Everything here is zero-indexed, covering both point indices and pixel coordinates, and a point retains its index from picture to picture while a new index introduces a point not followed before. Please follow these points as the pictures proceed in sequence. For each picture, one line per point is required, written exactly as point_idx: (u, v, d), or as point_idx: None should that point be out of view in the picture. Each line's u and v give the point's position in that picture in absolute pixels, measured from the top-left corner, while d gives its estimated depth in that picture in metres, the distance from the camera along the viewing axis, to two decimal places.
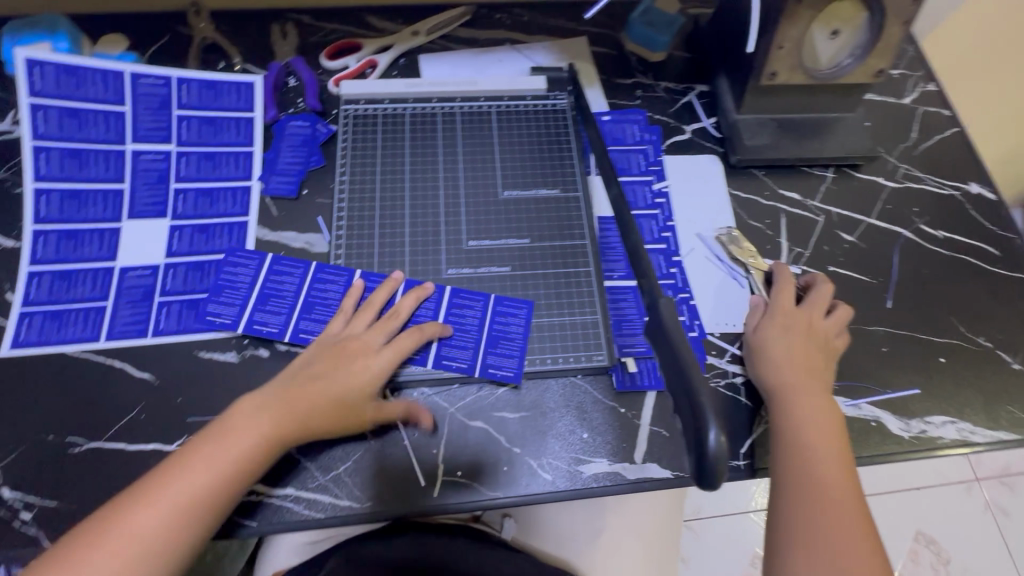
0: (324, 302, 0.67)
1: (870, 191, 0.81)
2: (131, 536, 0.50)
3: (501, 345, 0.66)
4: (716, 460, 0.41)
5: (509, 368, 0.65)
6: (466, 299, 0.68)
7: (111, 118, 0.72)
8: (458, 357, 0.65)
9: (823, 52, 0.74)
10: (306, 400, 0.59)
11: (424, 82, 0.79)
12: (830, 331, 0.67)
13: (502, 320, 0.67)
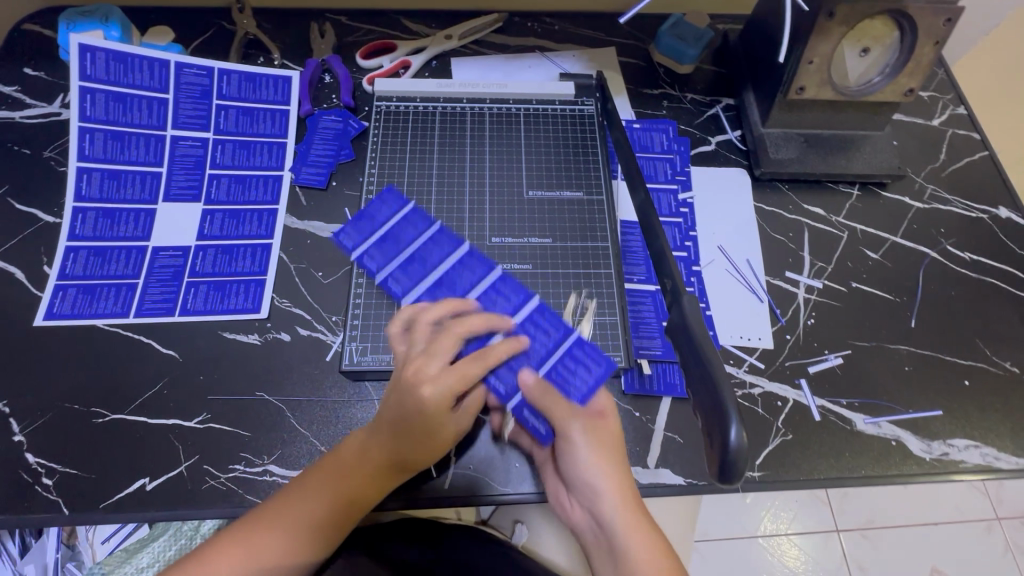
0: (422, 257, 0.62)
1: (896, 210, 0.80)
2: (247, 554, 0.52)
3: (513, 358, 0.57)
4: (735, 459, 0.41)
5: (504, 386, 0.57)
6: (506, 291, 0.60)
7: (154, 105, 0.75)
8: (499, 378, 0.57)
9: (852, 70, 0.75)
10: (413, 434, 0.54)
11: (454, 83, 0.81)
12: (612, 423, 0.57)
13: (534, 330, 0.59)
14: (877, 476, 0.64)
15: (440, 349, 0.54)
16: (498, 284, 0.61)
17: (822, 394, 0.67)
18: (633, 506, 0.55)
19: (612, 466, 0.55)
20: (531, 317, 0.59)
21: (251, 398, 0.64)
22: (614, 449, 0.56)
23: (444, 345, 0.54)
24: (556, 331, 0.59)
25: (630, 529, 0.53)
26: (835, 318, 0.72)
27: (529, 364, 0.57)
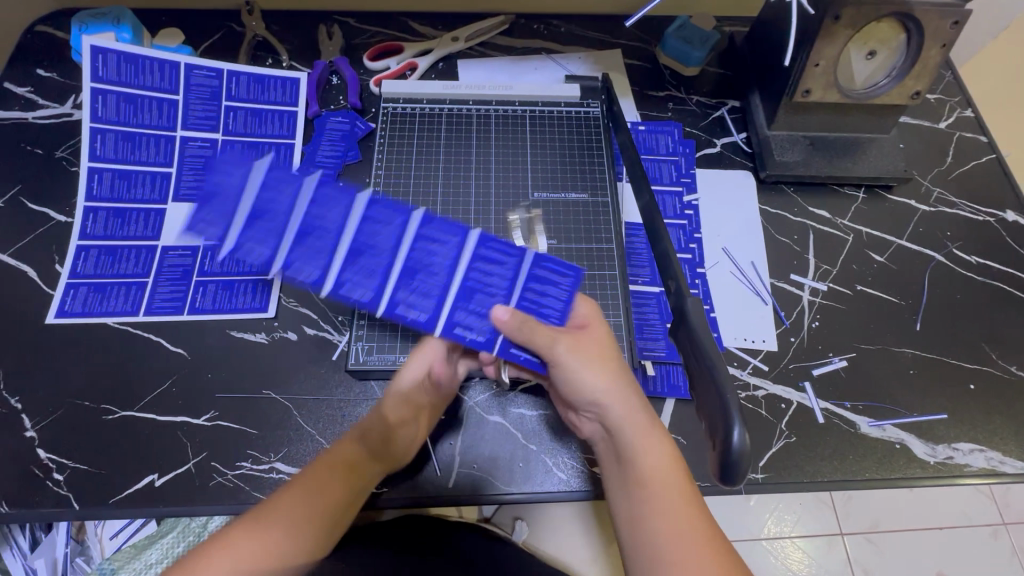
0: (371, 249, 0.51)
1: (902, 213, 0.80)
2: (252, 553, 0.48)
3: (476, 298, 0.55)
4: (737, 461, 0.42)
5: (480, 331, 0.55)
6: (441, 232, 0.53)
7: (164, 105, 0.76)
8: (475, 326, 0.55)
9: (858, 73, 0.75)
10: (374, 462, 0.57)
11: (461, 85, 0.81)
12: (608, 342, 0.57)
13: (487, 266, 0.55)
14: (881, 479, 0.64)
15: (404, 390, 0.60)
16: (426, 229, 0.53)
17: (826, 397, 0.67)
18: (637, 410, 0.53)
19: (607, 371, 0.54)
20: (477, 255, 0.54)
21: (258, 396, 0.64)
22: (607, 355, 0.55)
23: (404, 386, 0.60)
24: (511, 259, 0.56)
25: (637, 431, 0.52)
26: (840, 321, 0.72)
27: (497, 301, 0.55)
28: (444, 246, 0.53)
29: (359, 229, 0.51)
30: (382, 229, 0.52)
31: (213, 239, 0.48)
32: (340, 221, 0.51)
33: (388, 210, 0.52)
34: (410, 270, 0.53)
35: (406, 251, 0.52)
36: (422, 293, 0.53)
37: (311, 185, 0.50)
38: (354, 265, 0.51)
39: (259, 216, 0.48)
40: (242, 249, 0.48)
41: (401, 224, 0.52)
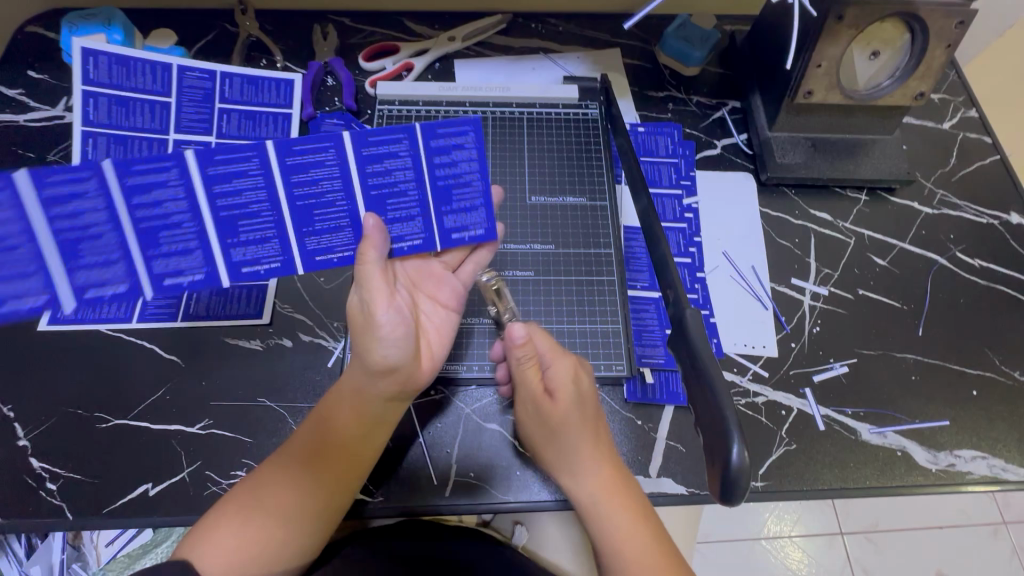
0: (382, 168, 0.56)
1: (904, 215, 0.79)
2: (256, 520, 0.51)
3: (452, 201, 0.59)
4: (737, 478, 0.41)
5: (416, 233, 0.60)
6: (453, 141, 0.56)
7: (157, 108, 0.74)
8: (411, 231, 0.60)
9: (861, 74, 0.73)
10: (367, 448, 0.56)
11: (457, 86, 0.80)
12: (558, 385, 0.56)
13: (444, 158, 0.57)
14: (883, 487, 0.63)
15: (375, 277, 0.54)
16: (440, 138, 0.56)
17: (827, 403, 0.67)
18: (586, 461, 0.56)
19: (575, 445, 0.55)
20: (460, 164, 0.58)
21: (253, 404, 0.64)
22: (577, 428, 0.55)
23: (374, 276, 0.54)
24: (464, 137, 0.56)
25: (607, 501, 0.55)
26: (841, 326, 0.71)
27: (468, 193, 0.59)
28: (329, 162, 0.55)
29: (218, 208, 0.55)
30: (243, 178, 0.54)
31: (112, 258, 0.56)
32: (203, 208, 0.55)
33: (234, 156, 0.53)
34: (381, 201, 0.58)
35: (368, 188, 0.57)
36: (403, 220, 0.59)
37: (29, 187, 0.51)
38: (314, 228, 0.58)
39: (91, 238, 0.55)
40: (158, 270, 0.58)
41: (261, 161, 0.53)
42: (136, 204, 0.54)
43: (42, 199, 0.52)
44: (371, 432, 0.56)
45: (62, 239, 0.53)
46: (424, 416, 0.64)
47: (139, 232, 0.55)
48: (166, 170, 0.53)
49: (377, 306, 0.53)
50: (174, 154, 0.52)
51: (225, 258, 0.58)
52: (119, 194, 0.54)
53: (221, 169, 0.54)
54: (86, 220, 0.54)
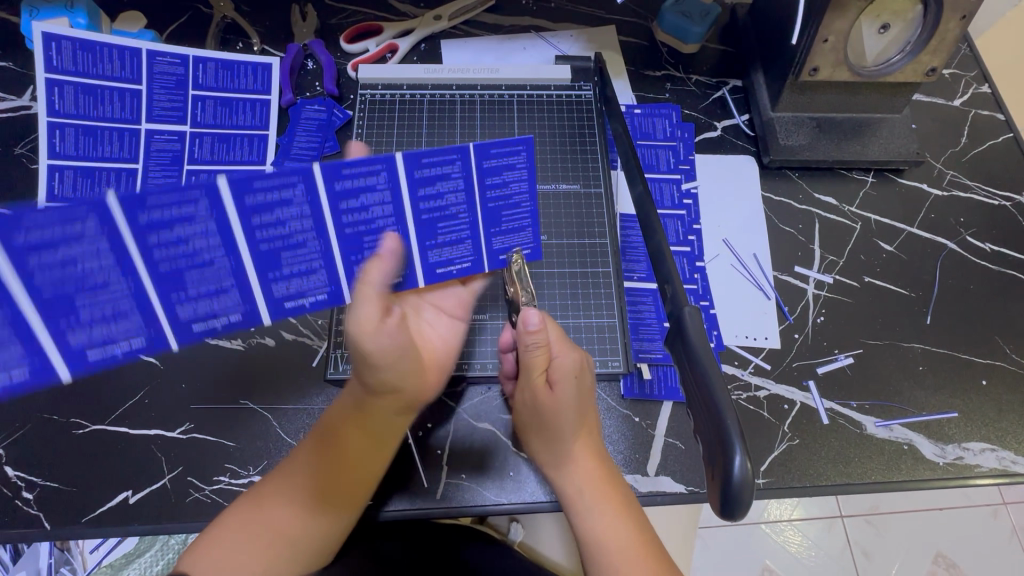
0: (433, 192, 0.50)
1: (912, 198, 0.75)
2: (261, 537, 0.49)
3: (503, 220, 0.55)
4: (739, 491, 0.38)
5: (465, 256, 0.56)
6: (501, 160, 0.51)
7: (127, 97, 0.69)
8: (457, 255, 0.56)
9: (869, 49, 0.70)
10: (371, 458, 0.54)
11: (443, 68, 0.76)
12: (557, 378, 0.53)
13: (496, 178, 0.52)
14: (888, 482, 0.61)
15: (367, 305, 0.47)
16: (487, 162, 0.50)
17: (831, 396, 0.64)
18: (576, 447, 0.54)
19: (569, 436, 0.53)
20: (496, 182, 0.52)
21: (235, 407, 0.61)
22: (575, 420, 0.53)
23: (366, 304, 0.47)
24: (518, 158, 0.51)
25: (592, 493, 0.53)
26: (847, 315, 0.68)
27: (523, 215, 0.56)
28: (378, 187, 0.47)
29: (257, 241, 0.45)
30: (287, 208, 0.45)
31: (124, 308, 0.43)
32: (238, 242, 0.45)
33: (275, 182, 0.43)
34: (431, 225, 0.52)
35: (417, 212, 0.51)
36: (453, 243, 0.55)
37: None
38: (361, 255, 0.50)
39: (92, 289, 0.41)
40: (185, 317, 0.46)
41: (308, 189, 0.44)
42: (154, 243, 0.42)
43: (12, 247, 0.37)
44: (377, 447, 0.54)
45: (53, 295, 0.40)
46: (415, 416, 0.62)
47: (160, 275, 0.43)
48: (191, 204, 0.41)
49: (370, 333, 0.47)
50: (203, 181, 0.41)
51: (264, 294, 0.49)
52: (128, 234, 0.40)
53: (262, 199, 0.43)
54: (85, 268, 0.40)
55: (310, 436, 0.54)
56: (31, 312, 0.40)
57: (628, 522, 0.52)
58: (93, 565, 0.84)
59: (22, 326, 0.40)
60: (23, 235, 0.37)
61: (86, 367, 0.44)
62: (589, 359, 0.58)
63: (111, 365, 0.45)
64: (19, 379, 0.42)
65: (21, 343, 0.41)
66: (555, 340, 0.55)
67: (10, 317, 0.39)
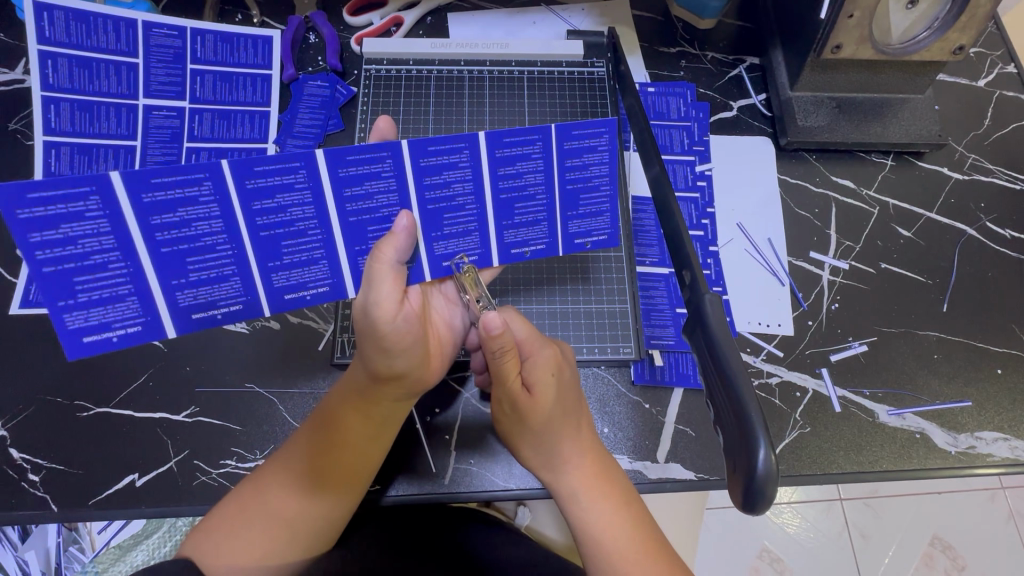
0: (513, 174, 0.49)
1: (932, 182, 0.74)
2: (264, 523, 0.49)
3: (581, 203, 0.52)
4: (762, 485, 0.37)
5: (539, 240, 0.54)
6: (580, 139, 0.49)
7: (123, 70, 0.67)
8: (531, 239, 0.53)
9: (895, 26, 0.66)
10: (375, 443, 0.52)
11: (451, 42, 0.73)
12: (541, 385, 0.52)
13: (575, 161, 0.50)
14: (899, 470, 0.60)
15: (387, 284, 0.47)
16: (567, 142, 0.49)
17: (844, 384, 0.63)
18: (570, 449, 0.53)
19: (557, 439, 0.52)
20: (572, 162, 0.50)
21: (241, 391, 0.61)
22: (558, 423, 0.52)
23: (387, 283, 0.46)
24: (600, 140, 0.49)
25: (586, 489, 0.52)
26: (862, 303, 0.67)
27: (603, 199, 0.53)
28: (461, 166, 0.48)
29: (348, 213, 0.47)
30: (376, 181, 0.46)
31: (227, 271, 0.47)
32: (331, 213, 0.47)
33: (366, 155, 0.45)
34: (509, 206, 0.51)
35: (494, 193, 0.50)
36: (528, 225, 0.53)
37: (124, 197, 0.41)
38: (444, 233, 0.51)
39: (201, 250, 0.45)
40: (278, 285, 0.49)
41: (396, 163, 0.46)
42: (258, 210, 0.45)
43: (140, 205, 0.42)
44: (379, 434, 0.52)
45: (168, 252, 0.44)
46: (422, 401, 0.61)
47: (258, 241, 0.46)
48: (293, 173, 0.44)
49: (389, 316, 0.46)
50: (302, 153, 0.43)
51: (352, 267, 0.50)
52: (236, 199, 0.44)
53: (354, 171, 0.46)
54: (197, 230, 0.44)
55: (309, 419, 0.53)
56: (150, 268, 0.44)
57: (627, 518, 0.51)
58: (101, 546, 0.85)
59: (140, 280, 0.45)
60: (150, 193, 0.42)
61: (191, 326, 0.49)
62: (567, 349, 0.57)
63: (213, 326, 0.50)
64: (136, 330, 0.47)
65: (139, 297, 0.45)
66: (534, 345, 0.53)
67: (131, 270, 0.44)
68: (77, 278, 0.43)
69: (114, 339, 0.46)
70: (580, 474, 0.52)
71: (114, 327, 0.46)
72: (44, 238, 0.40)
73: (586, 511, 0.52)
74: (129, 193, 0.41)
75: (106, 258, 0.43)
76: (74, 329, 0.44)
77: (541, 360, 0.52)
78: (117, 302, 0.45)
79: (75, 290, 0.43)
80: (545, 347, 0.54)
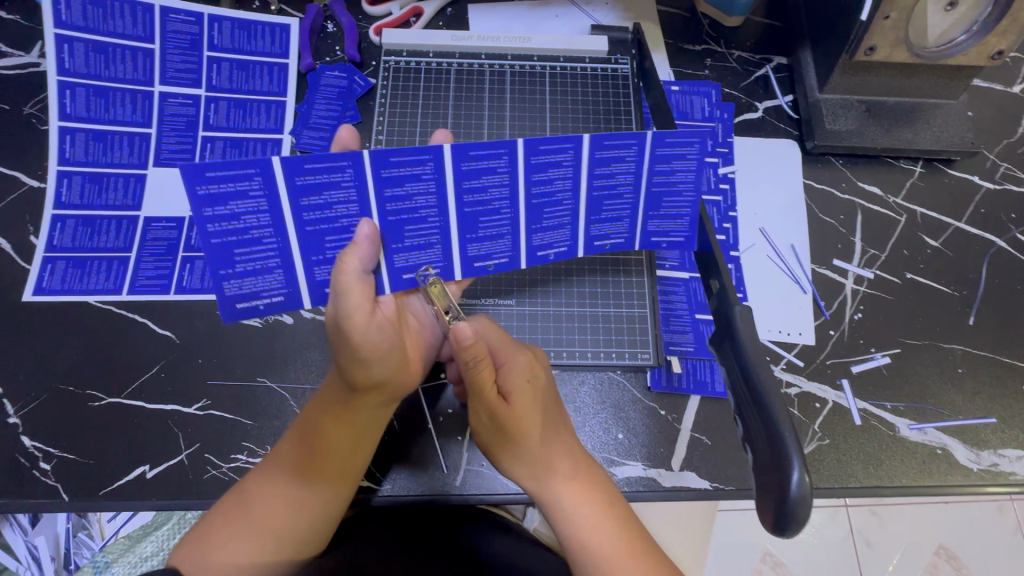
0: (611, 176, 0.51)
1: (962, 191, 0.71)
2: (249, 532, 0.50)
3: (664, 205, 0.53)
4: (795, 506, 0.36)
5: (620, 235, 0.55)
6: (679, 143, 0.50)
7: (139, 55, 0.68)
8: (613, 232, 0.55)
9: (933, 28, 0.64)
10: (360, 450, 0.52)
11: (472, 35, 0.72)
12: (518, 392, 0.51)
13: (664, 166, 0.51)
14: (920, 486, 0.59)
15: (355, 292, 0.47)
16: (665, 143, 0.50)
17: (865, 396, 0.62)
18: (555, 454, 0.52)
19: (534, 445, 0.51)
20: (660, 165, 0.51)
21: (252, 385, 0.60)
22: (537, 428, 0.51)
23: (354, 292, 0.47)
24: (691, 148, 0.50)
25: (570, 494, 0.51)
26: (885, 313, 0.66)
27: (688, 201, 0.53)
28: (565, 164, 0.50)
29: (463, 203, 0.50)
30: (491, 175, 0.50)
31: None
32: (449, 202, 0.50)
33: (486, 151, 0.48)
34: (598, 204, 0.53)
35: (588, 189, 0.52)
36: (614, 221, 0.54)
37: (281, 180, 0.45)
38: (543, 225, 0.53)
39: (338, 231, 0.49)
40: (398, 265, 0.52)
41: (511, 159, 0.49)
42: (388, 197, 0.48)
43: (293, 187, 0.46)
44: (365, 437, 0.52)
45: (311, 231, 0.48)
46: (434, 400, 0.60)
47: (388, 223, 0.49)
48: (421, 165, 0.47)
49: (361, 325, 0.46)
50: (433, 146, 0.47)
51: (461, 254, 0.53)
52: (371, 186, 0.47)
53: (474, 165, 0.49)
54: (336, 213, 0.48)
55: (289, 427, 0.53)
56: (295, 245, 0.48)
57: (617, 520, 0.51)
58: (111, 535, 0.85)
59: (287, 255, 0.49)
60: (302, 177, 0.45)
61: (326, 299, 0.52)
62: (542, 352, 0.57)
63: None
64: (278, 300, 0.51)
65: (284, 270, 0.49)
66: (506, 351, 0.53)
67: (280, 246, 0.48)
68: (237, 250, 0.47)
69: (260, 306, 0.51)
70: (565, 478, 0.51)
71: (261, 295, 0.50)
72: (214, 213, 0.45)
73: (570, 516, 0.51)
74: (285, 176, 0.45)
75: (262, 233, 0.47)
76: (231, 295, 0.50)
77: (519, 367, 0.52)
78: (266, 273, 0.49)
79: (236, 258, 0.48)
80: (518, 355, 0.53)
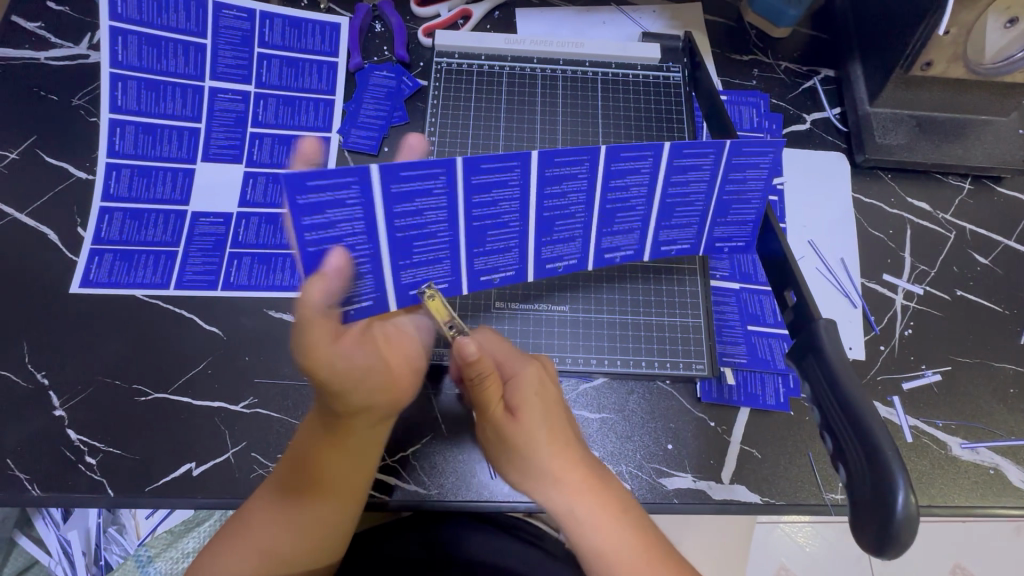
0: (686, 185, 0.51)
1: (1011, 209, 0.71)
2: (256, 555, 0.49)
3: (732, 211, 0.54)
4: (902, 527, 0.36)
5: (685, 240, 0.56)
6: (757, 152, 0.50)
7: (191, 50, 0.68)
8: (679, 238, 0.56)
9: (990, 45, 0.62)
10: (361, 469, 0.51)
11: (524, 40, 0.72)
12: (526, 404, 0.51)
13: (738, 175, 0.51)
14: (972, 506, 0.58)
15: (316, 329, 0.44)
16: (743, 151, 0.50)
17: (916, 414, 0.61)
18: (565, 465, 0.50)
19: (544, 456, 0.50)
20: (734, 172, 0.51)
21: (299, 384, 0.59)
22: (546, 439, 0.50)
23: (315, 326, 0.44)
24: (765, 157, 0.50)
25: (581, 506, 0.49)
26: (936, 330, 0.65)
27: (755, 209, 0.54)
28: (643, 171, 0.50)
29: (543, 209, 0.50)
30: (572, 180, 0.49)
31: (439, 255, 0.50)
32: (531, 208, 0.50)
33: (570, 158, 0.48)
34: (670, 209, 0.53)
35: (663, 197, 0.52)
36: (681, 226, 0.55)
37: (378, 189, 0.44)
38: (615, 229, 0.54)
39: (425, 237, 0.48)
40: (477, 269, 0.53)
41: (593, 166, 0.49)
42: (475, 203, 0.48)
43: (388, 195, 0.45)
44: (360, 465, 0.51)
45: (401, 237, 0.47)
46: None
47: (470, 229, 0.50)
48: (508, 170, 0.47)
49: (326, 360, 0.44)
50: (521, 153, 0.47)
51: (535, 256, 0.54)
52: (461, 194, 0.47)
53: (556, 171, 0.49)
54: (426, 220, 0.47)
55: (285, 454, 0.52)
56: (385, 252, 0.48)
57: (634, 533, 0.49)
58: (146, 533, 0.84)
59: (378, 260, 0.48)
60: (398, 185, 0.44)
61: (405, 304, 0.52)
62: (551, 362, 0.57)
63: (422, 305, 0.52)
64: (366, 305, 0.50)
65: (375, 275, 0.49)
66: (511, 362, 0.53)
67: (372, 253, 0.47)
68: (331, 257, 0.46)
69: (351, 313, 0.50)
70: (574, 490, 0.50)
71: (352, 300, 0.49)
72: (312, 222, 0.43)
73: (581, 528, 0.49)
74: (382, 184, 0.44)
75: (355, 241, 0.46)
76: None
77: (528, 379, 0.52)
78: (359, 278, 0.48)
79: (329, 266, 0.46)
80: (527, 366, 0.53)
